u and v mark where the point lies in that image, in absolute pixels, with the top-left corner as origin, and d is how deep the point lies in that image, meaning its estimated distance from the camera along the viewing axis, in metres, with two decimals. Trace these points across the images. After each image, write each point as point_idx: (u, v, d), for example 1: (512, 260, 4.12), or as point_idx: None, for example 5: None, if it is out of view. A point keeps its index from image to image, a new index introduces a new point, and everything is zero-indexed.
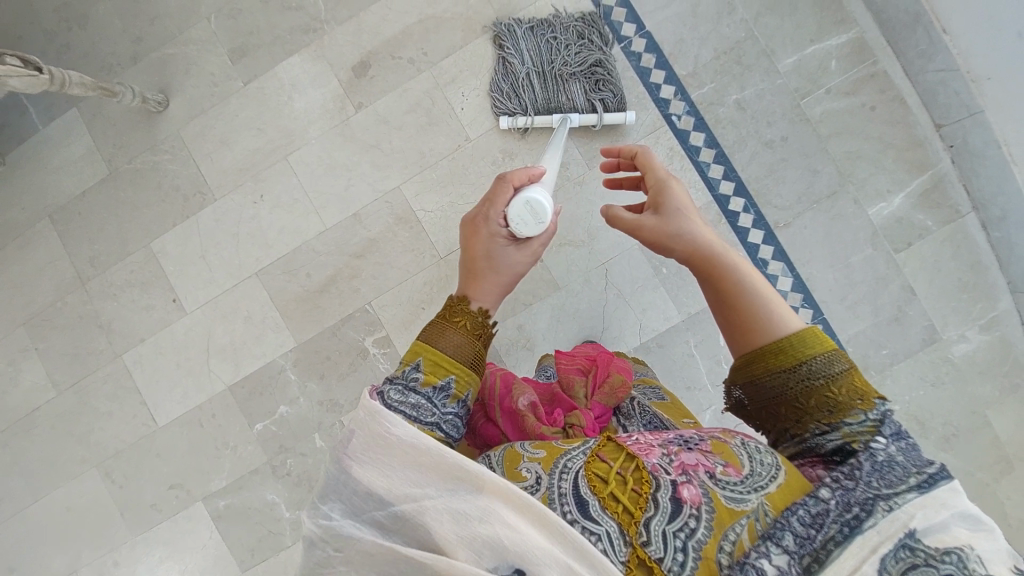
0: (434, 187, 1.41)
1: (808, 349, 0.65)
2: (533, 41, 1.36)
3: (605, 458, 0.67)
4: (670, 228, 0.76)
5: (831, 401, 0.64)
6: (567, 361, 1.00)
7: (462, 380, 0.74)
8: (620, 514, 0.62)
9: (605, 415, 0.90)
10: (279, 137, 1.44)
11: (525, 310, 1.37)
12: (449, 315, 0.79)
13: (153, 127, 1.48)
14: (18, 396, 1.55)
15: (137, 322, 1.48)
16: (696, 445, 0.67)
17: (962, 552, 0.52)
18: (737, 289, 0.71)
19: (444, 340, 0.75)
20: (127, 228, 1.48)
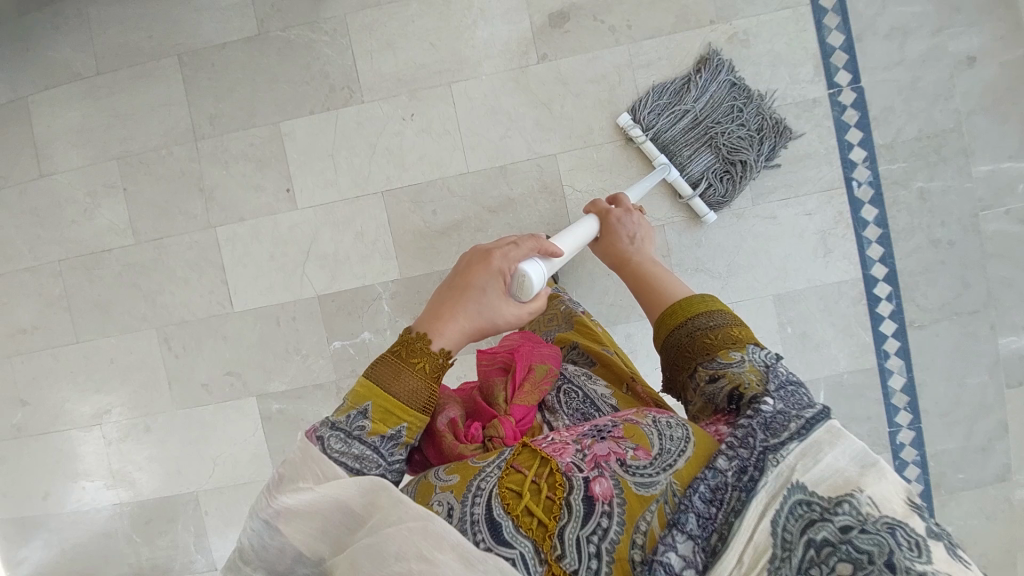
0: (591, 168, 1.33)
1: (692, 309, 0.80)
2: (723, 95, 1.26)
3: (520, 467, 0.64)
4: (609, 245, 1.04)
5: (710, 347, 0.75)
6: (486, 361, 0.89)
7: (413, 425, 0.67)
8: (535, 529, 0.60)
9: (529, 414, 0.81)
10: (450, 60, 1.33)
11: (638, 319, 1.35)
12: (405, 355, 0.68)
13: (320, 1, 1.33)
14: (86, 230, 1.41)
15: (242, 200, 1.38)
16: (607, 434, 0.67)
17: (849, 501, 0.54)
18: (646, 276, 0.94)
19: (397, 383, 0.67)
20: (260, 98, 1.36)
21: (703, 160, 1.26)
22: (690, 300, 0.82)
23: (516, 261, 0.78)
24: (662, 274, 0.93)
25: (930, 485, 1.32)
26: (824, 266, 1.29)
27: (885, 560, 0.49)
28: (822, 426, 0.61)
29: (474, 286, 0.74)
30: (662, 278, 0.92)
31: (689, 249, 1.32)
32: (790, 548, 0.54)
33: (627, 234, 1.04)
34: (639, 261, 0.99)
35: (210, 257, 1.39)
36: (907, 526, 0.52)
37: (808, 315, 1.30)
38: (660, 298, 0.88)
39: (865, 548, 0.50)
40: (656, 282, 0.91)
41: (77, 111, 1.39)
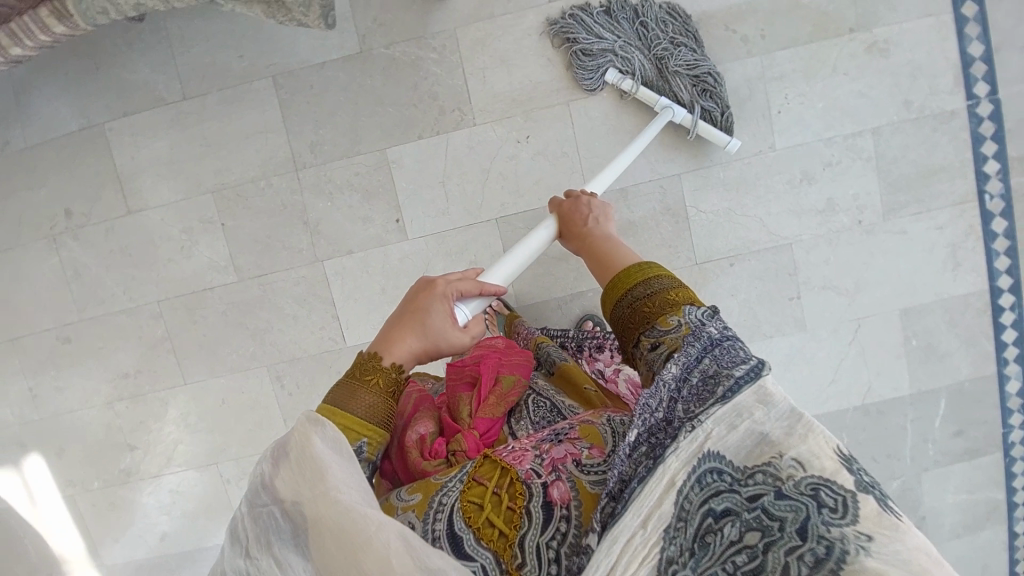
0: (717, 188, 1.28)
1: (638, 272, 0.74)
2: (609, 21, 1.22)
3: (481, 479, 0.68)
4: (571, 232, 0.92)
5: (648, 315, 0.69)
6: (454, 370, 0.91)
7: (372, 440, 0.65)
8: (496, 540, 0.64)
9: (494, 427, 0.84)
10: (570, 77, 1.26)
11: (762, 341, 1.33)
12: (359, 375, 0.67)
13: (426, 14, 1.25)
14: (187, 269, 1.37)
15: (349, 232, 1.33)
16: (564, 437, 0.71)
17: (768, 468, 0.54)
18: (602, 250, 0.84)
19: (354, 401, 0.66)
20: (363, 122, 1.29)
21: (682, 84, 1.21)
22: (632, 269, 0.75)
23: (465, 293, 0.77)
24: (615, 248, 0.83)
25: None
26: (951, 282, 1.29)
27: (798, 527, 0.50)
28: (741, 388, 0.57)
29: (423, 312, 0.73)
30: (615, 252, 0.82)
31: (818, 267, 1.29)
32: (688, 518, 0.54)
33: (583, 214, 0.92)
34: (593, 236, 0.88)
35: (319, 292, 1.35)
36: (835, 483, 0.52)
37: (931, 330, 1.31)
38: (605, 264, 0.81)
39: (779, 516, 0.51)
40: (607, 254, 0.82)
41: (168, 142, 1.33)
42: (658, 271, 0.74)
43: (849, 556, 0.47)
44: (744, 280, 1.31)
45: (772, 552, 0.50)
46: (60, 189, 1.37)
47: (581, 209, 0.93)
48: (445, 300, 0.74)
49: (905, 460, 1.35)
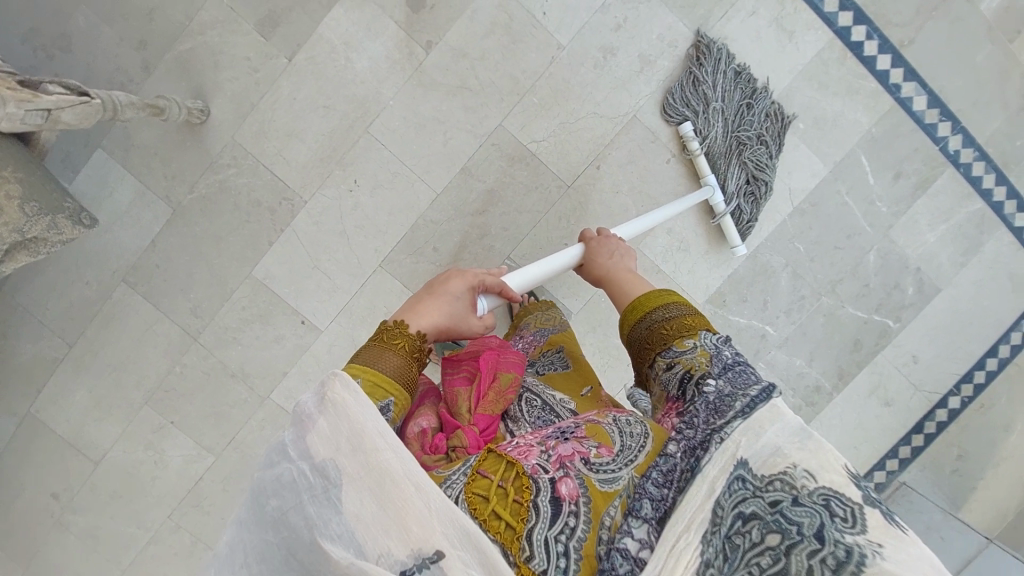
0: (540, 112, 1.27)
1: (651, 304, 0.74)
2: (729, 81, 1.24)
3: (486, 473, 0.58)
4: (592, 260, 0.91)
5: (665, 337, 0.68)
6: (453, 371, 0.87)
7: (398, 402, 0.59)
8: (502, 532, 0.53)
9: (494, 424, 0.77)
10: (353, 108, 1.27)
11: (669, 212, 1.30)
12: (386, 338, 0.62)
13: (203, 141, 1.28)
14: (170, 475, 1.41)
15: (273, 358, 1.36)
16: (571, 435, 0.64)
17: (784, 476, 0.50)
18: (614, 283, 0.85)
19: (382, 360, 0.60)
20: (220, 263, 1.32)
21: (733, 170, 1.26)
22: (649, 297, 0.75)
23: (490, 287, 0.78)
24: (627, 282, 0.83)
25: (999, 168, 1.33)
26: (795, 49, 1.26)
27: (815, 532, 0.46)
28: (762, 405, 0.56)
29: (454, 290, 0.72)
30: (625, 287, 0.82)
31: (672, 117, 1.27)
32: (718, 522, 0.50)
33: (607, 250, 0.92)
34: (612, 273, 0.87)
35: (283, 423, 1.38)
36: (845, 494, 0.48)
37: (809, 102, 1.27)
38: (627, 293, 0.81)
39: (795, 521, 0.47)
40: (620, 289, 0.82)
41: (82, 387, 1.38)
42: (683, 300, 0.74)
43: (868, 561, 0.43)
44: (619, 171, 1.28)
45: (793, 555, 0.45)
46: (34, 481, 1.44)
47: (601, 245, 0.93)
48: (471, 285, 0.74)
49: (867, 227, 1.31)
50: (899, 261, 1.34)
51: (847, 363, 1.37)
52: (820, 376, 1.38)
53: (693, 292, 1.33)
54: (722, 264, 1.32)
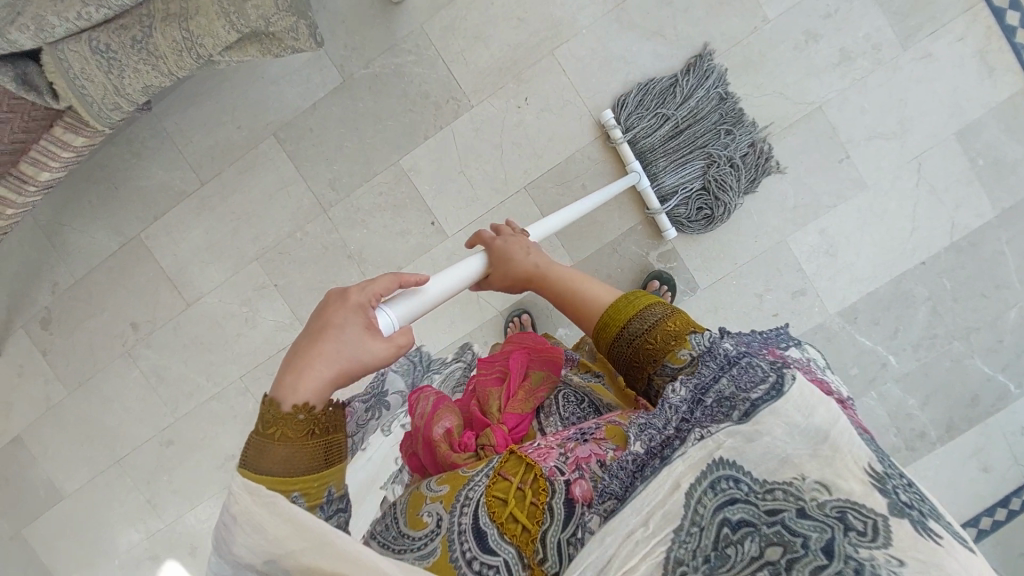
0: (726, 79, 1.26)
1: (632, 308, 0.65)
2: (707, 99, 1.24)
3: (506, 474, 0.58)
4: (506, 262, 0.78)
5: (652, 353, 0.62)
6: (484, 367, 0.82)
7: (309, 488, 0.49)
8: (518, 535, 0.55)
9: (525, 421, 0.72)
10: (545, 28, 1.27)
11: (827, 213, 1.29)
12: (262, 428, 0.49)
13: (391, 22, 1.28)
14: (256, 338, 1.41)
15: (393, 250, 1.35)
16: (590, 436, 0.60)
17: (789, 486, 0.48)
18: (564, 286, 0.75)
19: (265, 458, 0.49)
20: (370, 144, 1.32)
21: (693, 208, 1.27)
22: (620, 306, 0.67)
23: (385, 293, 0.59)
24: (584, 282, 0.74)
25: None
26: (993, 86, 1.23)
27: (823, 547, 0.43)
28: (763, 406, 0.51)
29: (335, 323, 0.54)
30: (588, 287, 0.73)
31: (856, 120, 1.25)
32: (700, 525, 0.48)
33: (517, 244, 0.80)
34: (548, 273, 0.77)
35: None
36: (863, 506, 0.45)
37: (994, 142, 1.25)
38: (586, 306, 0.71)
39: (801, 533, 0.44)
40: (576, 296, 0.73)
41: (199, 228, 1.38)
42: (650, 299, 0.66)
43: None
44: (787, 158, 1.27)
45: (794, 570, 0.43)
46: (119, 308, 1.44)
47: (512, 238, 0.81)
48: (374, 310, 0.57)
49: (1018, 282, 1.28)
50: None
51: (959, 416, 1.33)
52: (928, 422, 1.33)
53: (826, 300, 1.31)
54: (866, 280, 1.30)
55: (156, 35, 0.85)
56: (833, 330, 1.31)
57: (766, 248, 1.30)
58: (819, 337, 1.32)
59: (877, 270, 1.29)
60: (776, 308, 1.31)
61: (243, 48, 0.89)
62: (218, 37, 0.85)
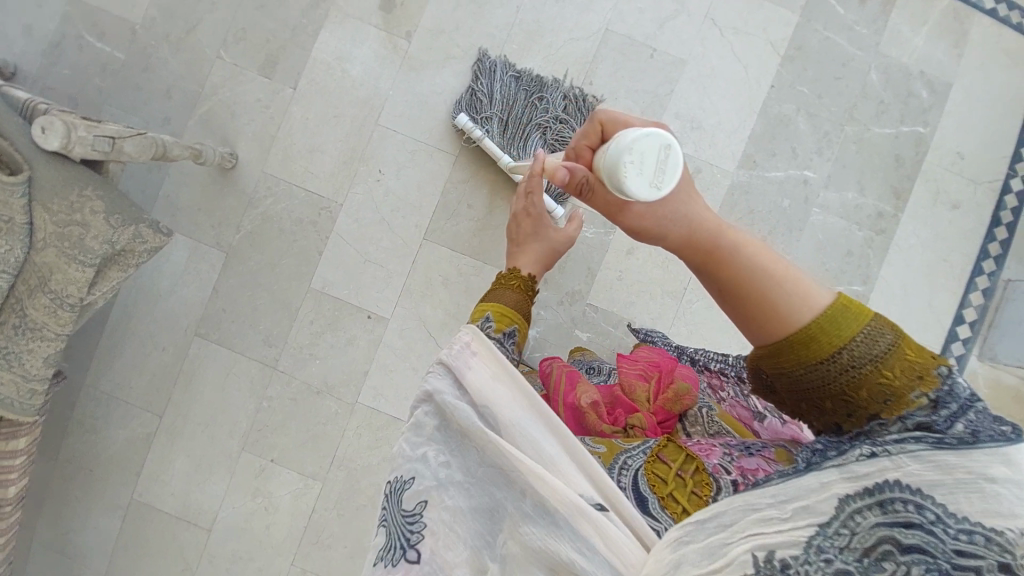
0: (523, 55, 1.38)
1: (844, 333, 0.52)
2: (507, 85, 1.35)
3: (666, 458, 0.66)
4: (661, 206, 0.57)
5: (887, 389, 0.52)
6: (628, 365, 0.91)
7: (520, 328, 0.78)
8: (679, 512, 0.61)
9: (670, 418, 0.82)
10: (358, 109, 1.37)
11: (671, 98, 1.38)
12: (505, 280, 0.82)
13: (237, 184, 1.38)
14: (283, 518, 1.38)
15: (351, 361, 1.37)
16: (756, 450, 0.67)
17: (1001, 536, 0.48)
18: (750, 271, 0.54)
19: (501, 297, 0.80)
20: (279, 288, 1.37)
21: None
22: (829, 321, 0.53)
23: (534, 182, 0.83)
24: (776, 268, 0.55)
25: None
26: None
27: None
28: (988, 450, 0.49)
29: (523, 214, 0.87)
30: (785, 279, 0.54)
31: (640, 19, 1.37)
32: (855, 531, 0.51)
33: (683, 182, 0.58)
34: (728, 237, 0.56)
35: (380, 423, 1.37)
36: None
37: None
38: (766, 314, 0.54)
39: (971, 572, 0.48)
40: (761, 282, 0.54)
41: (180, 455, 1.39)
42: (868, 314, 0.53)
43: None
44: (612, 80, 1.37)
45: None
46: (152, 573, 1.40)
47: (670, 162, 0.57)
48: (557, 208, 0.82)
49: (856, 51, 1.37)
50: (899, 73, 1.38)
51: (895, 182, 1.38)
52: (877, 203, 1.38)
53: (721, 164, 1.37)
54: (738, 128, 1.37)
55: (31, 312, 0.93)
56: (745, 184, 1.37)
57: None
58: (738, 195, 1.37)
59: (742, 115, 1.37)
60: None
61: (107, 275, 0.97)
62: (76, 279, 0.92)
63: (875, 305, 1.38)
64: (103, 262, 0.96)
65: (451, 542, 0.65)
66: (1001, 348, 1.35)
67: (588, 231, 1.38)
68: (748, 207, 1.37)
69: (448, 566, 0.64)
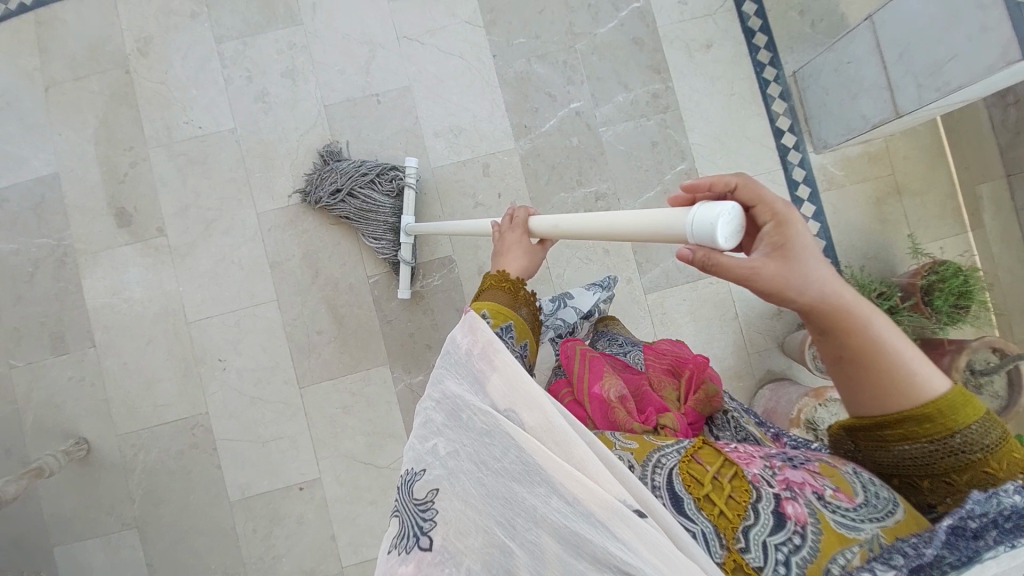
0: (270, 175, 1.34)
1: (957, 420, 0.51)
2: (344, 167, 1.30)
3: (701, 460, 0.61)
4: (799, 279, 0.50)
5: (987, 476, 0.52)
6: (655, 360, 0.92)
7: (517, 329, 0.78)
8: (717, 516, 0.56)
9: (699, 416, 0.80)
10: (164, 320, 1.32)
11: (420, 123, 1.37)
12: (497, 281, 0.81)
13: (104, 461, 1.31)
14: None
15: (313, 537, 1.30)
16: (800, 464, 0.60)
17: None
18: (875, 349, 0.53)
19: (498, 297, 0.80)
20: (206, 521, 1.30)
21: (385, 244, 1.31)
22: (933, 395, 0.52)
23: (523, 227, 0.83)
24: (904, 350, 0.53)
25: None
26: None
27: None
28: None
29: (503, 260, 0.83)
30: (905, 361, 0.53)
31: (344, 78, 1.36)
32: None
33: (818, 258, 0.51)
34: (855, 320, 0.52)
35: (377, 570, 1.29)
36: None
37: None
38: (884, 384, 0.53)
39: None
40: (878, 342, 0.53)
41: None
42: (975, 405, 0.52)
43: None
44: (360, 143, 1.36)
45: None
46: None
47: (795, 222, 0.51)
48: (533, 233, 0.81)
49: None
50: None
51: (648, 61, 1.40)
52: (646, 88, 1.40)
53: (500, 146, 1.37)
54: (492, 109, 1.38)
55: None
56: (531, 148, 1.37)
57: (433, 186, 1.36)
58: (533, 161, 1.37)
59: (487, 97, 1.38)
60: (493, 192, 1.37)
61: None
62: None
63: (706, 171, 1.39)
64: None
65: (461, 531, 0.58)
66: (827, 132, 1.36)
67: (434, 278, 1.35)
68: (547, 165, 1.37)
69: (460, 552, 0.56)
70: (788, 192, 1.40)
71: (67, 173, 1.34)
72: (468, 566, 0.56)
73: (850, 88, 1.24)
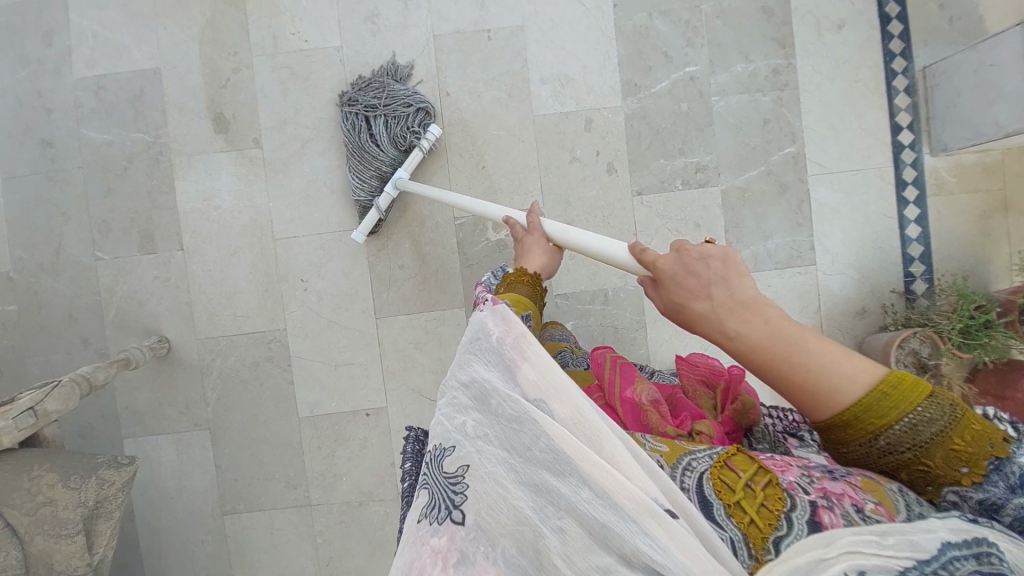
0: None
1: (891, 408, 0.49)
2: (376, 92, 1.25)
3: (735, 466, 0.56)
4: (714, 310, 0.54)
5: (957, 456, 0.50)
6: (687, 370, 0.86)
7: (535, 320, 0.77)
8: (750, 524, 0.51)
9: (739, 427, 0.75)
10: (250, 233, 1.33)
11: (528, 68, 1.32)
12: (513, 278, 0.81)
13: (181, 362, 1.35)
14: None
15: (374, 461, 1.35)
16: (841, 475, 0.53)
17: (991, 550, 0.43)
18: (819, 372, 0.50)
19: (517, 289, 0.79)
20: (273, 432, 1.35)
21: (365, 186, 1.27)
22: (871, 406, 0.50)
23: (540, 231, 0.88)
24: (843, 363, 0.51)
25: None
26: None
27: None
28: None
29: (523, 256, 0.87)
30: (843, 373, 0.50)
31: (459, 9, 1.31)
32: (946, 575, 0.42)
33: (722, 283, 0.55)
34: (791, 341, 0.51)
35: None
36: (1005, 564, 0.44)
37: None
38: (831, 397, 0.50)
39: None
40: (813, 372, 0.50)
41: None
42: (925, 390, 0.50)
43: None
44: (465, 80, 1.32)
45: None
46: None
47: (700, 255, 0.57)
48: (549, 237, 0.88)
49: None
50: None
51: (774, 33, 1.33)
52: (768, 61, 1.33)
53: (607, 103, 1.33)
54: (605, 62, 1.33)
55: None
56: (639, 110, 1.33)
57: (534, 134, 1.33)
58: (638, 123, 1.33)
59: (602, 49, 1.32)
60: (592, 149, 1.33)
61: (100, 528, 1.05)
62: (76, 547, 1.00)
63: (812, 158, 1.35)
64: (88, 522, 1.03)
65: (496, 509, 0.53)
66: (948, 135, 1.31)
67: None
68: (652, 129, 1.33)
69: (495, 531, 0.52)
70: (893, 192, 1.36)
71: (167, 70, 1.32)
72: (503, 548, 0.52)
73: (989, 92, 1.18)
